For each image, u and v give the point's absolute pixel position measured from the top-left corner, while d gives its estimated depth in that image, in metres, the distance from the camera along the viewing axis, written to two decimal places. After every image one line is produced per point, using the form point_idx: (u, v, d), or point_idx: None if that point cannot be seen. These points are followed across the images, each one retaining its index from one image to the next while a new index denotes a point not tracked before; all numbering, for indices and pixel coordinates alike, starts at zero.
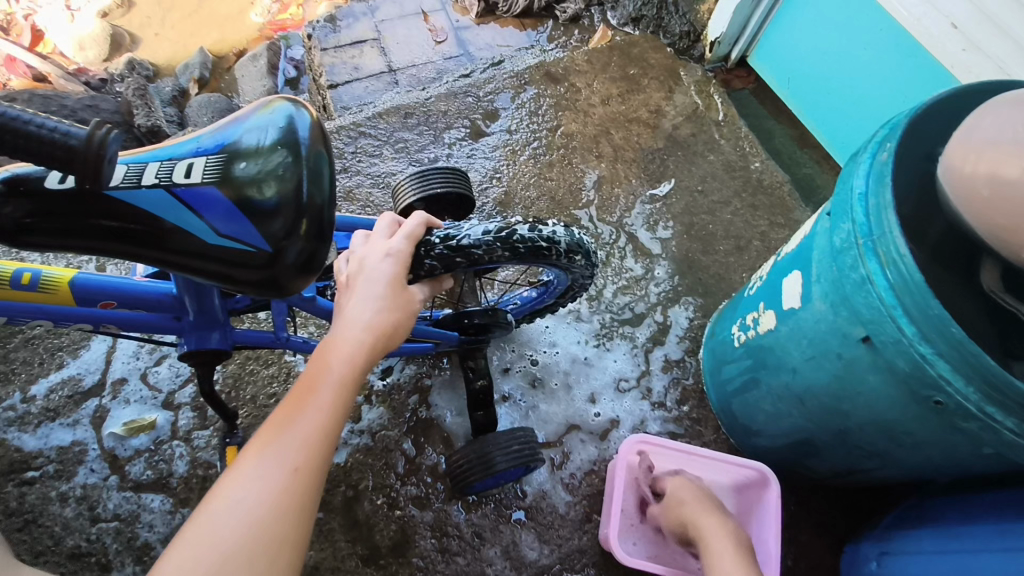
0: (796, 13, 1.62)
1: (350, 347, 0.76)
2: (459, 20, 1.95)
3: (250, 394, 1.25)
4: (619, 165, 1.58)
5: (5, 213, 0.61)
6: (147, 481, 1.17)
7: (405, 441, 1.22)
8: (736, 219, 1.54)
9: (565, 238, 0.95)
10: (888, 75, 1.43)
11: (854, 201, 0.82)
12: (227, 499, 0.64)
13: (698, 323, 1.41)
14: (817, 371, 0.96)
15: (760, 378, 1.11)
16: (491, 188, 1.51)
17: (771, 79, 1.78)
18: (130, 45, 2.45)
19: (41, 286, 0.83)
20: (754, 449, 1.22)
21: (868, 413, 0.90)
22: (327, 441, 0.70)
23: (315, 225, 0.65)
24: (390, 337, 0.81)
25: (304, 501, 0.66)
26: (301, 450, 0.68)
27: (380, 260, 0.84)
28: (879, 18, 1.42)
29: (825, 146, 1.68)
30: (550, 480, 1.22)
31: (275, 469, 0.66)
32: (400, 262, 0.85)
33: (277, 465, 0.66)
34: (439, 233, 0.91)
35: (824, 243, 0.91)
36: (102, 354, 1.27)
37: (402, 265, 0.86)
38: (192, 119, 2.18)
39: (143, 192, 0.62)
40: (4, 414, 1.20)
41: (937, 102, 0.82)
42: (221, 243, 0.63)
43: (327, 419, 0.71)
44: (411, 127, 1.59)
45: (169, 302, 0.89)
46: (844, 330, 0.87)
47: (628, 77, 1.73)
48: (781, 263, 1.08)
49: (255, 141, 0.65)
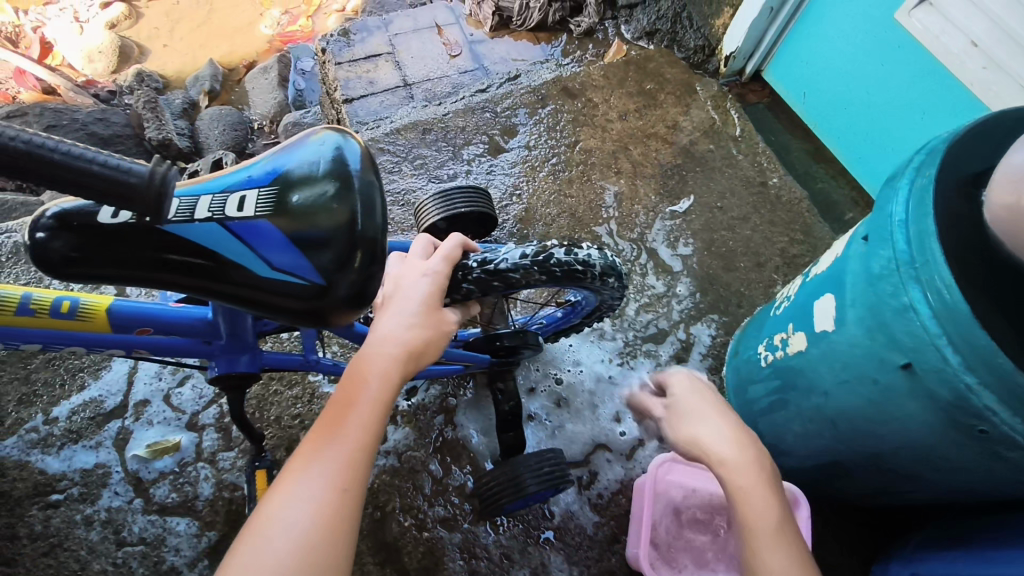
0: (812, 29, 1.62)
1: (384, 363, 0.76)
2: (473, 34, 1.95)
3: (275, 415, 1.24)
4: (638, 181, 1.58)
5: (54, 248, 0.59)
6: (172, 503, 1.15)
7: (432, 462, 1.22)
8: (755, 235, 1.54)
9: (599, 261, 0.95)
10: (908, 91, 1.43)
11: (894, 227, 0.83)
12: (272, 518, 0.65)
13: (721, 340, 1.41)
14: (850, 396, 0.96)
15: (789, 399, 1.11)
16: (512, 205, 1.51)
17: (786, 94, 1.78)
18: (138, 57, 2.48)
19: (79, 313, 0.81)
20: (781, 468, 1.22)
21: (903, 438, 0.90)
22: (365, 457, 0.70)
23: (369, 257, 0.63)
24: (425, 353, 0.81)
25: (352, 520, 0.67)
26: (345, 469, 0.68)
27: (416, 279, 0.84)
28: (898, 35, 1.42)
29: (840, 161, 1.69)
30: (577, 500, 1.22)
31: (321, 490, 0.66)
32: (435, 282, 0.85)
33: (317, 481, 0.67)
34: (475, 257, 0.90)
35: (859, 267, 0.91)
36: (124, 375, 1.26)
37: (437, 287, 0.85)
38: (203, 132, 2.18)
39: (196, 226, 0.60)
40: (27, 436, 1.19)
41: (974, 130, 0.84)
42: (275, 276, 0.62)
43: (368, 436, 0.72)
44: (430, 142, 1.59)
45: (203, 326, 0.88)
46: (880, 356, 0.87)
47: (645, 92, 1.74)
48: (811, 285, 1.08)
49: (308, 171, 0.63)
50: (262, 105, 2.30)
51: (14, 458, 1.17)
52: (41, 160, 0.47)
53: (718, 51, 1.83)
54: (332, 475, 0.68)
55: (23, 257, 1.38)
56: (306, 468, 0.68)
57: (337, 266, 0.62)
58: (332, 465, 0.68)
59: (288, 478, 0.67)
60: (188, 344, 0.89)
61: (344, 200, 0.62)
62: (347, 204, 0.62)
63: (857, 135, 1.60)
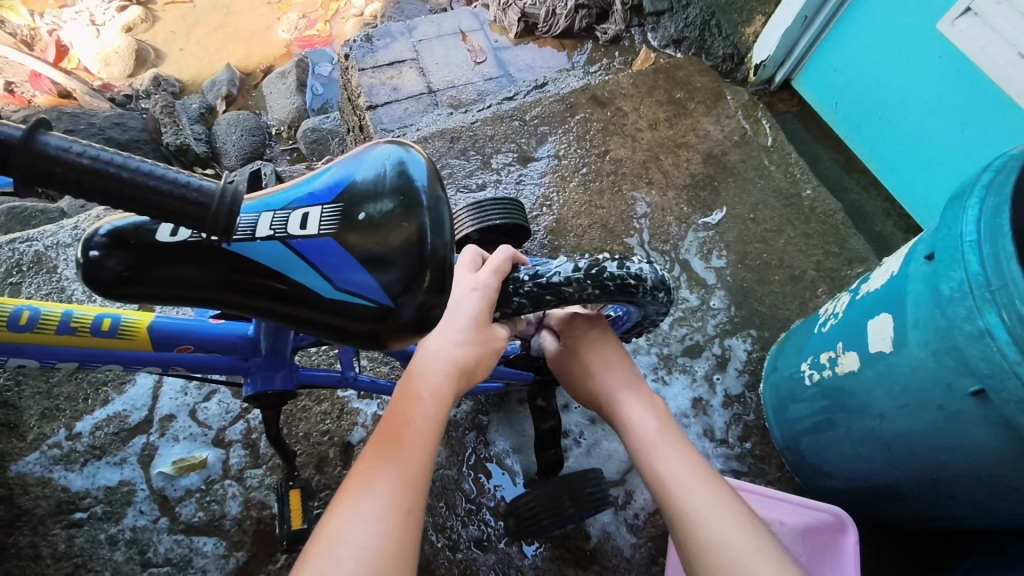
0: (846, 37, 1.59)
1: (436, 382, 0.79)
2: (498, 41, 1.94)
3: (304, 432, 1.21)
4: (670, 191, 1.55)
5: (107, 266, 0.59)
6: (199, 523, 1.12)
7: (465, 480, 1.19)
8: (790, 246, 1.50)
9: (651, 275, 0.89)
10: (951, 102, 1.40)
11: (964, 247, 0.80)
12: (336, 536, 0.65)
13: (757, 355, 1.38)
14: (909, 420, 0.93)
15: (838, 420, 1.08)
16: (542, 216, 1.48)
17: (816, 104, 1.75)
18: (156, 60, 2.51)
19: (120, 332, 0.78)
20: (824, 490, 1.18)
21: (968, 465, 0.87)
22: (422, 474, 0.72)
23: (439, 277, 0.59)
24: (473, 372, 0.83)
25: (415, 540, 0.68)
26: (405, 489, 0.70)
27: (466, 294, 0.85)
28: (939, 44, 1.38)
29: (873, 171, 1.66)
30: (614, 521, 1.18)
31: (384, 512, 0.67)
32: (485, 297, 0.85)
33: (379, 498, 0.68)
34: (529, 271, 0.87)
35: (923, 287, 0.88)
36: (149, 389, 1.23)
37: (488, 301, 0.85)
38: (221, 138, 2.16)
39: (258, 244, 0.58)
40: (49, 452, 1.16)
41: None
42: (338, 296, 0.59)
43: (424, 458, 0.74)
44: (458, 151, 1.56)
45: (244, 343, 0.84)
46: (948, 381, 0.85)
47: (675, 101, 1.71)
48: (862, 302, 1.05)
49: (373, 185, 0.60)
50: (280, 110, 2.27)
51: (36, 474, 1.14)
52: (108, 177, 0.45)
53: (747, 59, 1.80)
54: (393, 495, 0.69)
55: (45, 267, 1.35)
56: (367, 489, 0.69)
57: (403, 287, 0.59)
58: (393, 486, 0.70)
59: (349, 500, 0.68)
60: (228, 362, 0.87)
61: (410, 216, 0.59)
62: (414, 220, 0.59)
63: (894, 145, 1.56)
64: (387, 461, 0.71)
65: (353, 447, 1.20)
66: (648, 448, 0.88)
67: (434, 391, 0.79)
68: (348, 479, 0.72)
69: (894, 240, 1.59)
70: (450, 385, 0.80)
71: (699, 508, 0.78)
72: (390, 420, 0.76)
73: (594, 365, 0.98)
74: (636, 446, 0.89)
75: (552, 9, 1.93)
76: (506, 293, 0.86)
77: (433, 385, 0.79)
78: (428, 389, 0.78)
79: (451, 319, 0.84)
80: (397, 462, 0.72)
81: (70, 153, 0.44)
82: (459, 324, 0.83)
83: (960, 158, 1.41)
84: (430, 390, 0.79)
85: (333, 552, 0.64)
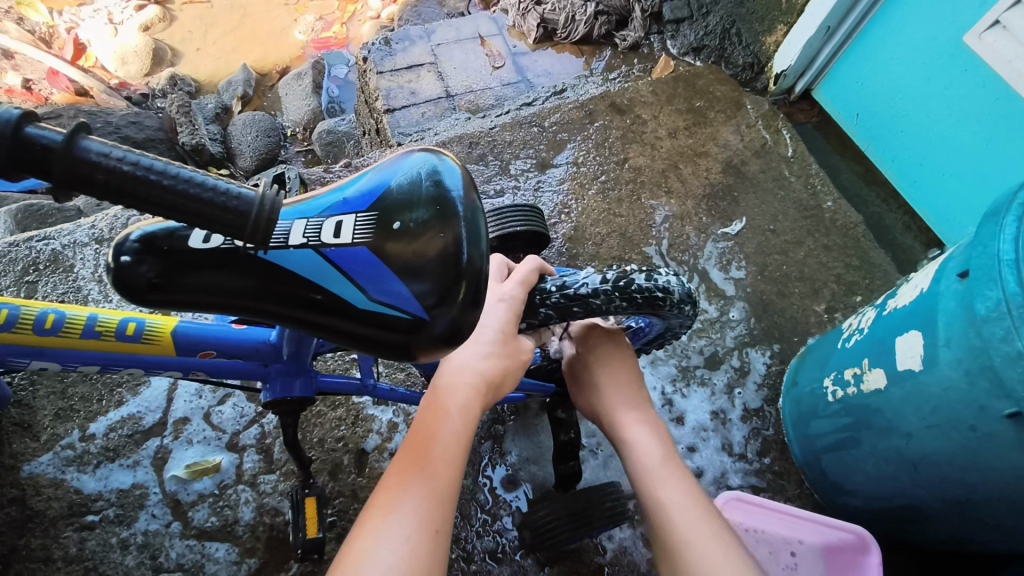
0: (870, 48, 1.57)
1: (463, 401, 0.82)
2: (516, 46, 1.94)
3: (318, 437, 1.20)
4: (689, 201, 1.54)
5: (139, 272, 0.58)
6: (211, 528, 1.10)
7: (480, 491, 1.17)
8: (811, 259, 1.48)
9: (678, 288, 0.88)
10: (978, 118, 1.38)
11: (1001, 266, 0.78)
12: (366, 550, 0.68)
13: (777, 369, 1.36)
14: (939, 440, 0.91)
15: (862, 438, 1.06)
16: (560, 223, 1.47)
17: (837, 114, 1.73)
18: (172, 59, 2.52)
19: (144, 336, 0.78)
20: (844, 508, 1.16)
21: (999, 488, 0.85)
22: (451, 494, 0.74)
23: (473, 289, 0.58)
24: (499, 386, 0.86)
25: (444, 556, 0.71)
26: (434, 506, 0.73)
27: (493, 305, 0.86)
28: (968, 58, 1.36)
29: (894, 184, 1.64)
30: (631, 536, 1.16)
31: (412, 529, 0.70)
32: (512, 307, 0.86)
33: (409, 514, 0.71)
34: (556, 282, 0.87)
35: (956, 306, 0.86)
36: (163, 391, 1.22)
37: (514, 312, 0.87)
38: (236, 138, 2.15)
39: (291, 253, 0.58)
40: (63, 453, 1.15)
41: None
42: (371, 307, 0.58)
43: (451, 476, 0.77)
44: (476, 157, 1.55)
45: (266, 350, 0.84)
46: (982, 403, 0.83)
47: (695, 109, 1.70)
48: (888, 319, 1.03)
49: (406, 194, 0.59)
50: (295, 112, 2.27)
51: (49, 475, 1.13)
52: (149, 185, 0.45)
53: (768, 69, 1.79)
54: (423, 511, 0.72)
55: (61, 266, 1.35)
56: (398, 504, 0.72)
57: (438, 299, 0.57)
58: (421, 503, 0.72)
59: (380, 515, 0.71)
60: (249, 367, 0.86)
61: (446, 227, 0.57)
62: (451, 231, 0.57)
63: (918, 160, 1.55)
64: (417, 477, 0.74)
65: (367, 454, 1.19)
66: (648, 474, 0.90)
67: (462, 408, 0.82)
68: (377, 494, 0.74)
69: (914, 254, 1.57)
70: (477, 400, 0.83)
71: (698, 544, 0.81)
72: (419, 436, 0.79)
73: (603, 382, 1.01)
74: (637, 473, 0.92)
75: (571, 15, 1.92)
76: (533, 304, 0.86)
77: (460, 401, 0.82)
78: (456, 405, 0.82)
79: (479, 331, 0.86)
80: (426, 478, 0.75)
81: (112, 158, 0.44)
82: (486, 339, 0.86)
83: (987, 173, 1.39)
84: (457, 406, 0.82)
85: (366, 566, 0.66)
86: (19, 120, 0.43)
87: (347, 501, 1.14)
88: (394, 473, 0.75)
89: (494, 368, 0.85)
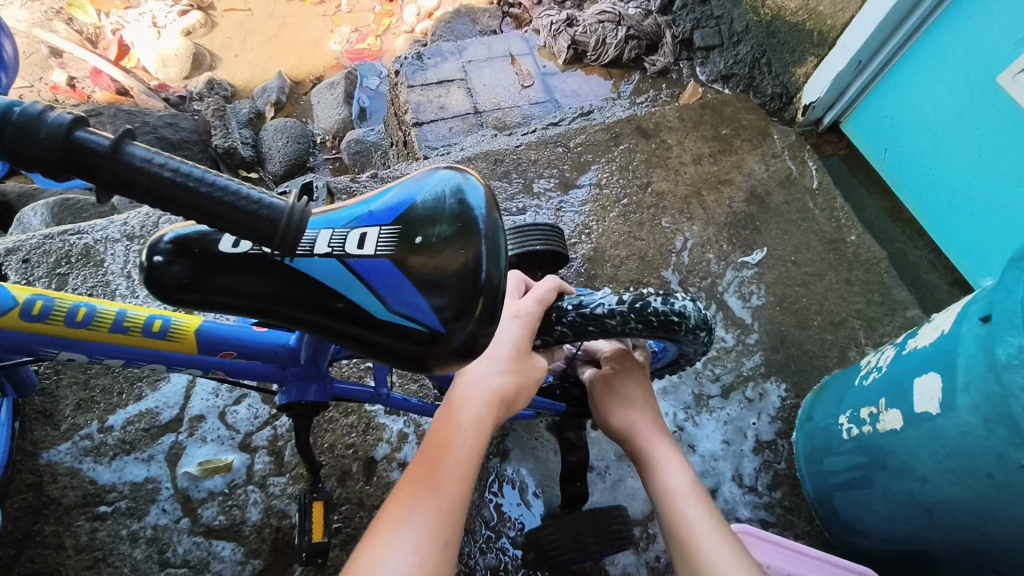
0: (901, 84, 1.56)
1: (477, 412, 0.83)
2: (546, 66, 1.96)
3: (329, 443, 1.21)
4: (711, 227, 1.53)
5: (171, 273, 0.60)
6: (219, 526, 1.12)
7: (485, 506, 1.17)
8: (832, 292, 1.47)
9: (694, 313, 0.88)
10: (1009, 157, 1.36)
11: (1021, 313, 0.77)
12: (376, 560, 0.69)
13: (791, 403, 1.34)
14: (956, 486, 0.89)
15: (876, 478, 1.04)
16: (580, 244, 1.48)
17: (865, 148, 1.71)
18: (211, 64, 2.59)
19: (170, 333, 0.80)
20: (855, 548, 1.14)
21: (1016, 541, 0.83)
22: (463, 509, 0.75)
23: (490, 305, 0.59)
24: (513, 401, 0.87)
25: (451, 570, 0.71)
26: (443, 520, 0.73)
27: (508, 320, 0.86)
28: (999, 99, 1.35)
29: (921, 221, 1.62)
30: (635, 562, 1.15)
31: (421, 541, 0.71)
32: (526, 323, 0.86)
33: (420, 526, 0.72)
34: (569, 302, 0.87)
35: (980, 351, 0.84)
36: (181, 388, 1.25)
37: (528, 327, 0.86)
38: (267, 143, 2.21)
39: (316, 261, 0.59)
40: (81, 443, 1.18)
41: None
42: (391, 318, 0.60)
43: (462, 489, 0.77)
44: (500, 174, 1.57)
45: (284, 353, 0.85)
46: (999, 451, 0.81)
47: (720, 137, 1.70)
48: (908, 357, 1.02)
49: (431, 209, 0.60)
50: (326, 120, 2.32)
51: (67, 464, 1.15)
52: (187, 191, 0.47)
53: (797, 99, 1.79)
54: (432, 525, 0.72)
55: (92, 260, 1.39)
56: (407, 519, 0.72)
57: (455, 313, 0.58)
58: (432, 515, 0.73)
59: (391, 524, 0.72)
60: (268, 369, 0.88)
61: (467, 245, 0.59)
62: (472, 248, 0.59)
63: (947, 198, 1.53)
64: (430, 491, 0.75)
65: (376, 463, 1.20)
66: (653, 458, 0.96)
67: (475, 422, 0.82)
68: (387, 507, 0.75)
69: (939, 293, 1.55)
70: (490, 414, 0.84)
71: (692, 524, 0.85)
72: (431, 448, 0.79)
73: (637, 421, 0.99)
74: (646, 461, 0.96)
75: (601, 38, 1.93)
76: (545, 322, 0.87)
77: (473, 416, 0.83)
78: (468, 418, 0.82)
79: (495, 347, 0.86)
80: (436, 493, 0.75)
81: (154, 165, 0.46)
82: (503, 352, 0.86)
83: (1019, 214, 1.37)
84: (472, 419, 0.82)
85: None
86: (70, 125, 0.45)
87: (353, 508, 1.15)
88: (405, 481, 0.76)
89: (509, 382, 0.85)
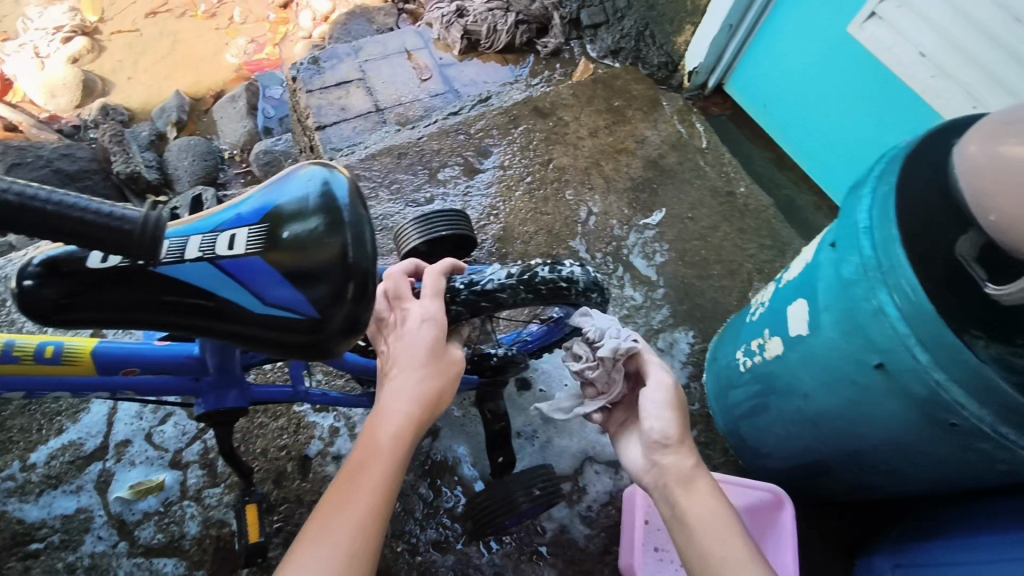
0: (769, 42, 1.68)
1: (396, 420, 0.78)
2: (442, 57, 1.99)
3: (261, 447, 1.23)
4: (611, 195, 1.62)
5: (44, 296, 0.62)
6: (158, 544, 1.13)
7: (422, 485, 1.22)
8: (727, 242, 1.58)
9: (582, 277, 0.97)
10: (865, 101, 1.50)
11: (859, 234, 0.87)
12: None
13: (699, 347, 1.44)
14: (831, 396, 0.99)
15: (770, 402, 1.14)
16: (490, 225, 1.53)
17: (747, 105, 1.83)
18: (103, 89, 2.50)
19: (65, 357, 0.81)
20: (764, 470, 1.24)
21: (882, 435, 0.93)
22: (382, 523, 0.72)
23: (361, 288, 0.64)
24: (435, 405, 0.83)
25: None
26: (358, 539, 0.70)
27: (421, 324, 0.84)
28: (850, 47, 1.48)
29: (803, 167, 1.75)
30: (569, 515, 1.24)
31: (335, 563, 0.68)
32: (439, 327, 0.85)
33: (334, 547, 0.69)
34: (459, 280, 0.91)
35: (831, 273, 0.94)
36: (103, 416, 1.24)
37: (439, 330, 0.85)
38: (172, 164, 2.16)
39: (187, 265, 0.62)
40: (3, 485, 1.16)
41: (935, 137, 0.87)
42: (268, 311, 0.63)
43: (382, 503, 0.74)
44: (405, 167, 1.60)
45: (191, 363, 0.87)
46: (855, 357, 0.90)
47: (613, 108, 1.78)
48: (784, 290, 1.11)
49: (296, 206, 0.64)
50: (232, 134, 2.29)
51: None
52: (36, 213, 0.49)
53: (681, 66, 1.89)
54: (347, 543, 0.69)
55: None
56: (323, 538, 0.69)
57: (330, 299, 0.63)
58: (349, 532, 0.70)
59: (307, 545, 0.69)
60: (179, 382, 0.89)
61: (333, 235, 0.63)
62: (338, 237, 0.63)
63: (821, 143, 1.66)
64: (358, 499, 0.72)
65: (310, 459, 1.22)
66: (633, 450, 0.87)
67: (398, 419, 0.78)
68: (306, 527, 0.71)
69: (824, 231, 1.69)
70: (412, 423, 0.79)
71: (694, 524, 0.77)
72: (351, 463, 0.76)
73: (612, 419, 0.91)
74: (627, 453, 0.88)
75: (492, 25, 1.98)
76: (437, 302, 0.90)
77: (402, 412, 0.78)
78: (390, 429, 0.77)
79: (412, 352, 0.82)
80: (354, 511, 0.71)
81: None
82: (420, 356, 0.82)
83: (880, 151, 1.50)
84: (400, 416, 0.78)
85: None
86: None
87: (292, 506, 1.18)
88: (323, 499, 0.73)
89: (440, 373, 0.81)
